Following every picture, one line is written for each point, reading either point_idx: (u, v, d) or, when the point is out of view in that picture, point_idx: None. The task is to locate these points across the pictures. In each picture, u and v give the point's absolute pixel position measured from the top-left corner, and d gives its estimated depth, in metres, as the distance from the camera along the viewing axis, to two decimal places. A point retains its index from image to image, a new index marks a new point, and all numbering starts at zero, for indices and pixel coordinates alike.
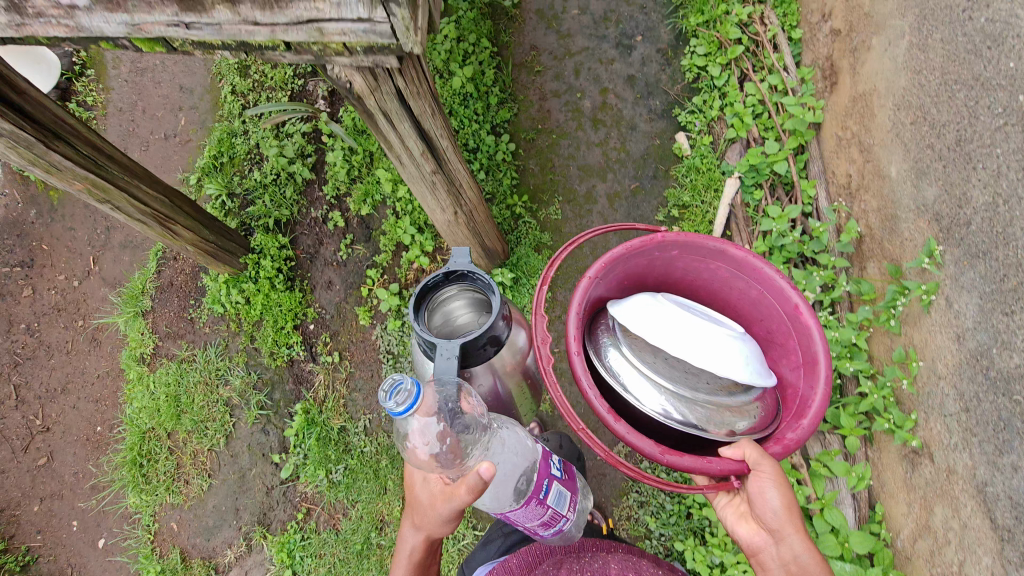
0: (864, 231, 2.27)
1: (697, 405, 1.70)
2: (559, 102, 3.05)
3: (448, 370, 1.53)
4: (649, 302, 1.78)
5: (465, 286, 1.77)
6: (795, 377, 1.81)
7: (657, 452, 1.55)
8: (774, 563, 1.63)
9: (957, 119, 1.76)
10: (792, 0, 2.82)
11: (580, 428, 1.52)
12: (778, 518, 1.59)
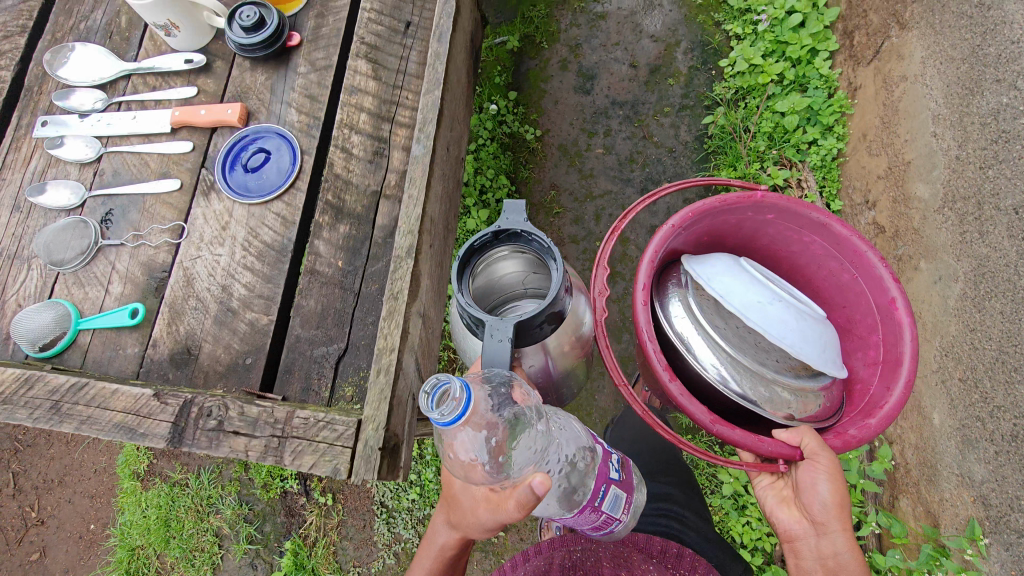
0: (899, 463, 2.03)
1: (751, 372, 1.65)
2: (577, 248, 2.89)
3: (498, 357, 1.28)
4: (728, 269, 1.70)
5: (515, 246, 1.44)
6: (870, 375, 1.66)
7: (708, 420, 1.49)
8: (809, 554, 1.48)
9: (1017, 410, 1.58)
10: (835, 166, 2.56)
11: (620, 386, 1.59)
12: (824, 513, 1.46)
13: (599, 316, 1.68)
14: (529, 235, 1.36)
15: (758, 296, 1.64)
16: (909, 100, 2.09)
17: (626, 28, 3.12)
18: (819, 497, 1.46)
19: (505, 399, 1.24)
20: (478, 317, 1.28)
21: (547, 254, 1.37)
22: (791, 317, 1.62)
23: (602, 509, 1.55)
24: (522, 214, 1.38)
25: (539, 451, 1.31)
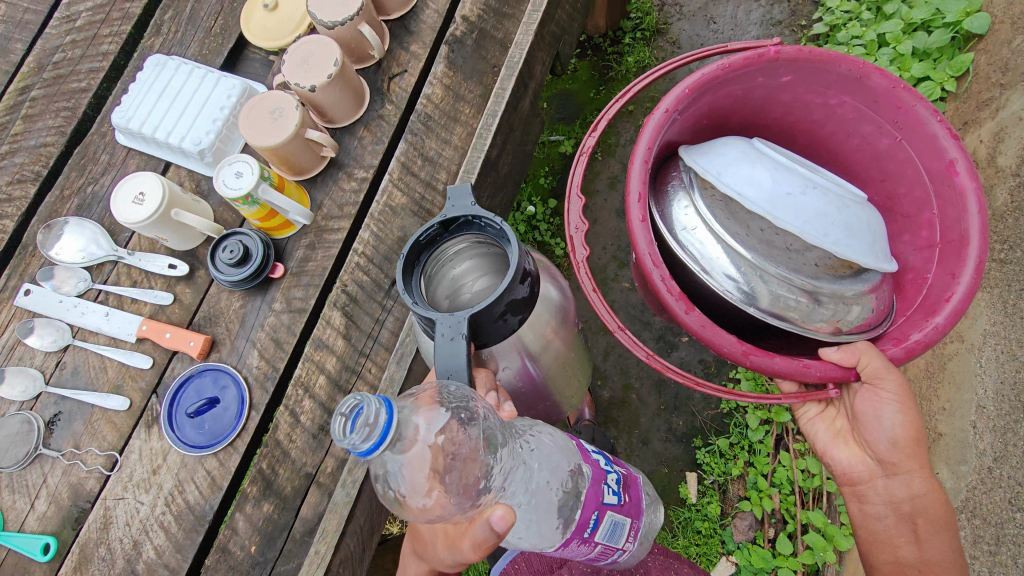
0: None
1: (790, 283, 1.06)
2: None
3: (454, 362, 0.84)
4: (751, 153, 1.11)
5: (469, 233, 0.96)
6: (925, 263, 1.09)
7: (699, 328, 0.98)
8: (878, 500, 1.12)
9: None
10: None
11: (618, 329, 1.07)
12: (890, 445, 1.07)
13: (583, 257, 1.11)
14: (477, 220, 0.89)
15: (790, 178, 1.07)
16: (953, 365, 1.30)
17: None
18: (881, 420, 1.06)
19: (471, 416, 0.81)
20: (421, 320, 0.86)
21: (503, 238, 0.91)
22: (830, 200, 1.07)
23: (604, 539, 0.97)
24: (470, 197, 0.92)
25: (498, 486, 0.84)
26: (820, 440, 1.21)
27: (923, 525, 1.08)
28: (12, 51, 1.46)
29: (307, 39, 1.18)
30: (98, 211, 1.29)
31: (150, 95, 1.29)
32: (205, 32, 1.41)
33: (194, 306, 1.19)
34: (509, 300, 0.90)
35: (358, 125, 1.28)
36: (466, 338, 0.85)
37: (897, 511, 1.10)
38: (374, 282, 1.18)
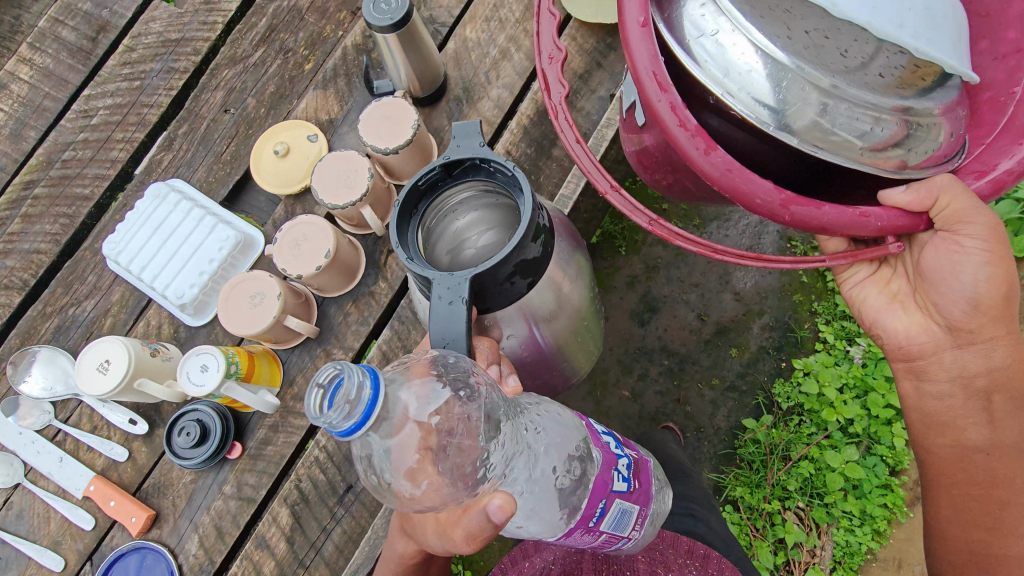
0: None
1: (862, 116, 0.75)
2: None
3: (452, 326, 0.80)
4: None
5: (477, 180, 0.92)
6: (1010, 75, 0.80)
7: (723, 172, 0.72)
8: (947, 375, 1.04)
9: None
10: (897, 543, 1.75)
11: (609, 190, 0.87)
12: (978, 301, 0.95)
13: (561, 99, 0.90)
14: (486, 163, 0.87)
15: None
16: None
17: (711, 272, 2.03)
18: (968, 279, 0.94)
19: (469, 392, 0.76)
20: (419, 278, 0.82)
21: (512, 186, 0.88)
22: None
23: (610, 528, 0.92)
24: (479, 138, 0.89)
25: (498, 471, 0.78)
26: (886, 292, 1.10)
27: (1000, 400, 1.02)
28: (24, 138, 1.44)
29: (304, 219, 1.12)
30: (74, 337, 1.26)
31: (146, 227, 1.25)
32: (215, 156, 1.36)
33: (146, 469, 1.15)
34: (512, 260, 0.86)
35: (346, 297, 1.22)
36: (465, 303, 0.81)
37: (965, 387, 1.03)
38: (329, 484, 1.12)
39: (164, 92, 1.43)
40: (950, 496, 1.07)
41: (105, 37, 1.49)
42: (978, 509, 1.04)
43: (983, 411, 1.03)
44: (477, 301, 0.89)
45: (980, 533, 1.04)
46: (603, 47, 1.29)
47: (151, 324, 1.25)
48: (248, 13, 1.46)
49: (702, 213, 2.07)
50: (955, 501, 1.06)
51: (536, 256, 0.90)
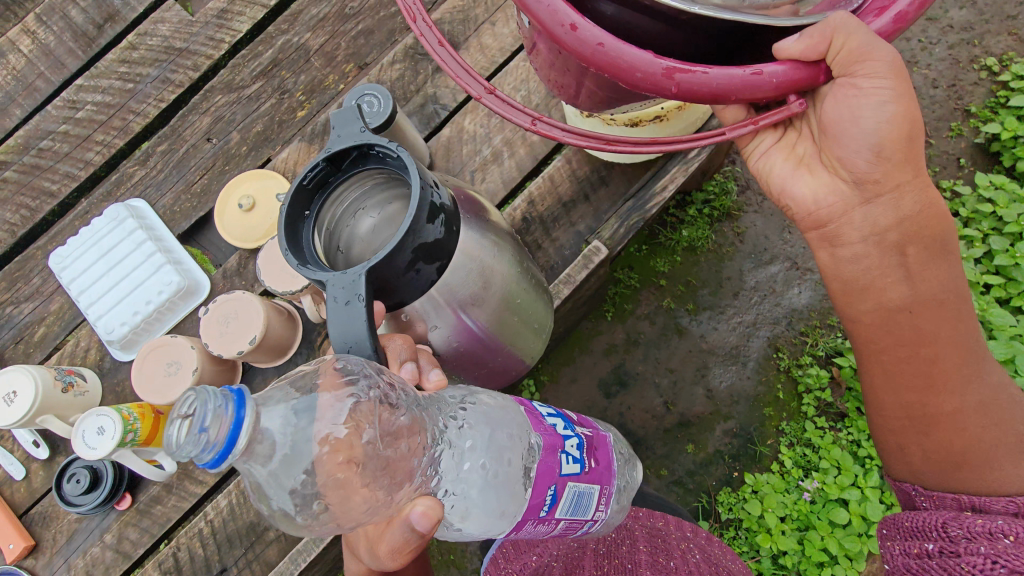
0: None
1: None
2: None
3: (353, 328, 0.71)
4: None
5: (370, 170, 0.81)
6: None
7: (595, 48, 0.67)
8: (859, 235, 0.91)
9: None
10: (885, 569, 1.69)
11: (480, 100, 0.78)
12: (882, 140, 0.83)
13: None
14: (371, 150, 0.76)
15: None
16: None
17: (690, 362, 1.97)
18: (866, 126, 0.83)
19: (371, 391, 0.70)
20: (312, 283, 0.73)
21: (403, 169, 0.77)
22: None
23: (563, 515, 0.85)
24: (361, 122, 0.78)
25: (428, 469, 0.74)
26: (782, 169, 0.97)
27: (914, 254, 0.89)
28: (10, 114, 1.41)
29: (241, 295, 1.10)
30: (6, 338, 1.27)
31: (98, 247, 1.23)
32: (185, 185, 1.33)
33: (37, 494, 1.16)
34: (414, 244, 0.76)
35: (272, 370, 1.20)
36: (364, 302, 0.71)
37: (879, 244, 0.90)
38: (204, 561, 1.11)
39: (154, 103, 1.39)
40: (898, 377, 0.92)
41: (112, 27, 1.45)
42: (926, 386, 0.90)
43: (903, 270, 0.90)
44: (384, 297, 0.80)
45: (922, 393, 0.90)
46: (595, 179, 1.22)
47: (78, 345, 1.24)
48: (257, 39, 1.41)
49: (697, 299, 1.98)
50: (902, 373, 0.92)
51: (441, 237, 0.79)
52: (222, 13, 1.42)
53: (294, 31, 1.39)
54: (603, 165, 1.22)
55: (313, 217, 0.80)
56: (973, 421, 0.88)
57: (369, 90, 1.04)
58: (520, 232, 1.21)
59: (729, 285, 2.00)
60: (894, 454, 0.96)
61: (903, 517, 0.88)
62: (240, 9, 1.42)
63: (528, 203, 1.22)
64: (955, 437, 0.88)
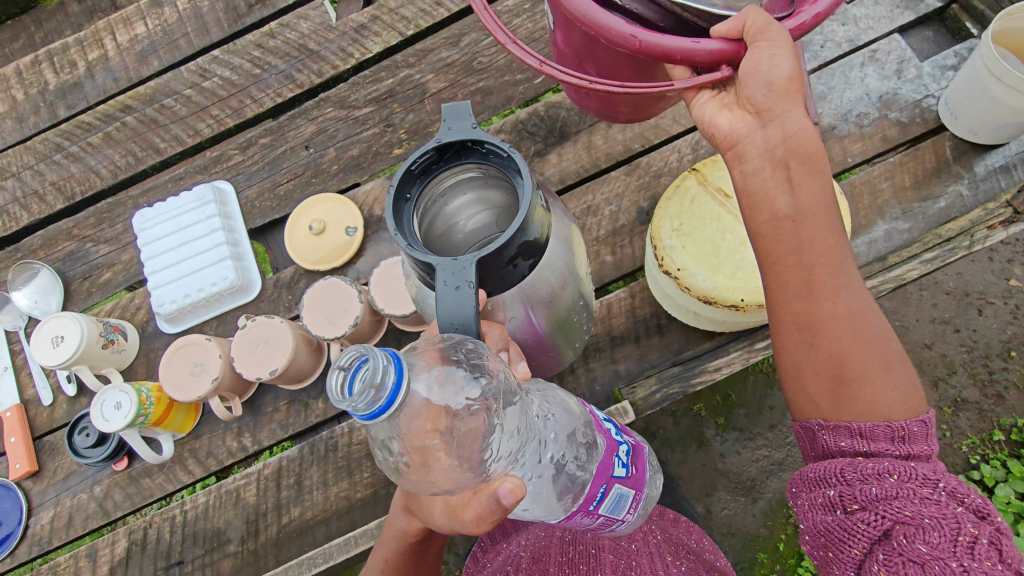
0: None
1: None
2: None
3: (461, 315, 0.63)
4: None
5: (472, 165, 0.75)
6: None
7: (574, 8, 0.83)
8: (757, 153, 0.87)
9: None
10: None
11: (510, 45, 0.82)
12: (773, 82, 0.83)
13: None
14: (483, 145, 0.71)
15: None
16: None
17: (699, 478, 1.85)
18: (765, 77, 0.82)
19: (474, 365, 0.66)
20: (420, 262, 0.65)
21: (513, 169, 0.71)
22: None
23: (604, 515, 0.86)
24: (473, 117, 0.73)
25: (513, 454, 0.72)
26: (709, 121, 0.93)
27: (797, 166, 0.85)
28: (148, 63, 1.50)
29: (278, 321, 1.13)
30: (77, 271, 1.36)
31: (179, 219, 1.29)
32: (272, 183, 1.38)
33: (55, 424, 1.25)
34: (522, 243, 0.69)
35: (284, 392, 1.22)
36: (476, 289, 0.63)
37: (771, 158, 0.86)
38: (166, 548, 1.17)
39: (272, 95, 1.44)
40: (777, 310, 0.88)
41: (261, 9, 1.50)
42: (808, 304, 0.85)
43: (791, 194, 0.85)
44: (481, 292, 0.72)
45: (816, 336, 0.84)
46: (652, 324, 1.16)
47: (132, 301, 1.32)
48: (383, 64, 1.43)
49: (730, 417, 1.85)
50: (790, 313, 0.87)
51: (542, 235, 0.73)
52: (361, 29, 1.45)
53: (418, 68, 1.40)
54: (665, 314, 1.15)
55: (410, 203, 0.73)
56: (861, 346, 0.83)
57: None
58: None
59: (768, 416, 1.85)
60: (792, 392, 0.90)
61: (807, 469, 0.84)
62: (378, 29, 1.44)
63: None
64: (832, 355, 0.84)
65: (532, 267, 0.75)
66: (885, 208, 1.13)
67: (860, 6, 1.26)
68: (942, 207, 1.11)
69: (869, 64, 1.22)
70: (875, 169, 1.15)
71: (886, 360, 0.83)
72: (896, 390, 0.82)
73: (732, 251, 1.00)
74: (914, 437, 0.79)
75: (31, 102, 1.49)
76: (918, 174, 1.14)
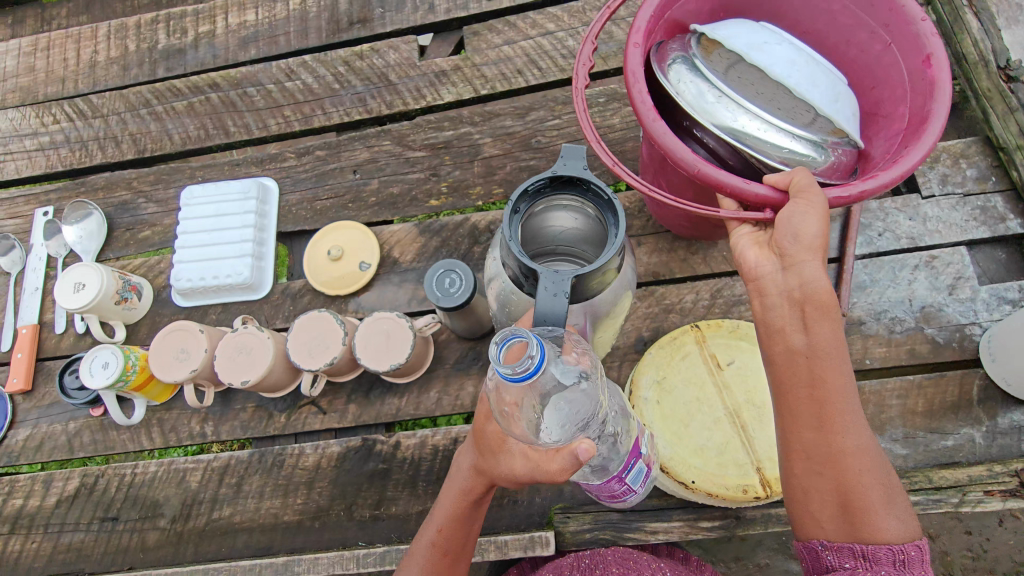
0: None
1: (789, 137, 0.85)
2: None
3: (553, 320, 0.71)
4: (750, 23, 0.93)
5: (576, 196, 0.82)
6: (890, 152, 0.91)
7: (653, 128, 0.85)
8: (778, 296, 0.80)
9: None
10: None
11: (590, 143, 0.85)
12: (801, 234, 0.77)
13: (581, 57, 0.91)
14: (590, 184, 0.78)
15: (788, 50, 0.88)
16: None
17: None
18: (794, 229, 0.77)
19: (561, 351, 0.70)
20: (525, 267, 0.73)
21: (610, 210, 0.78)
22: (824, 69, 0.90)
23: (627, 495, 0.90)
24: (585, 160, 0.81)
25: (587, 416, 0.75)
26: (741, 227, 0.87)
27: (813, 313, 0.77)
28: (247, 50, 1.59)
29: (267, 335, 1.18)
30: (121, 222, 1.47)
31: (219, 205, 1.37)
32: (312, 196, 1.44)
33: (57, 353, 1.37)
34: (607, 269, 0.76)
35: (254, 397, 1.28)
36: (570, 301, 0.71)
37: (792, 300, 0.79)
38: (107, 501, 1.25)
39: (341, 113, 1.51)
40: (787, 437, 0.81)
41: (359, 28, 1.57)
42: (817, 439, 0.78)
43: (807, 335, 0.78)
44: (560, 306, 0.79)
45: (823, 467, 0.78)
46: None
47: (158, 264, 1.42)
48: (449, 114, 1.47)
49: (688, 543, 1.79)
50: (798, 441, 0.80)
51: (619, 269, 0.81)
52: (441, 75, 1.49)
53: (480, 129, 1.43)
54: None
55: (519, 214, 0.80)
56: (868, 478, 0.77)
57: (456, 266, 1.06)
58: None
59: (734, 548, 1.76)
60: (795, 512, 0.83)
61: None
62: (456, 80, 1.49)
63: None
64: (839, 485, 0.77)
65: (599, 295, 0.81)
66: (887, 426, 1.06)
67: (935, 205, 1.18)
68: (948, 446, 1.04)
69: (924, 269, 1.15)
70: (890, 381, 1.08)
71: (890, 490, 0.78)
72: (899, 518, 0.77)
73: (702, 426, 0.98)
74: (910, 562, 0.75)
75: (138, 55, 1.63)
76: (935, 402, 1.06)
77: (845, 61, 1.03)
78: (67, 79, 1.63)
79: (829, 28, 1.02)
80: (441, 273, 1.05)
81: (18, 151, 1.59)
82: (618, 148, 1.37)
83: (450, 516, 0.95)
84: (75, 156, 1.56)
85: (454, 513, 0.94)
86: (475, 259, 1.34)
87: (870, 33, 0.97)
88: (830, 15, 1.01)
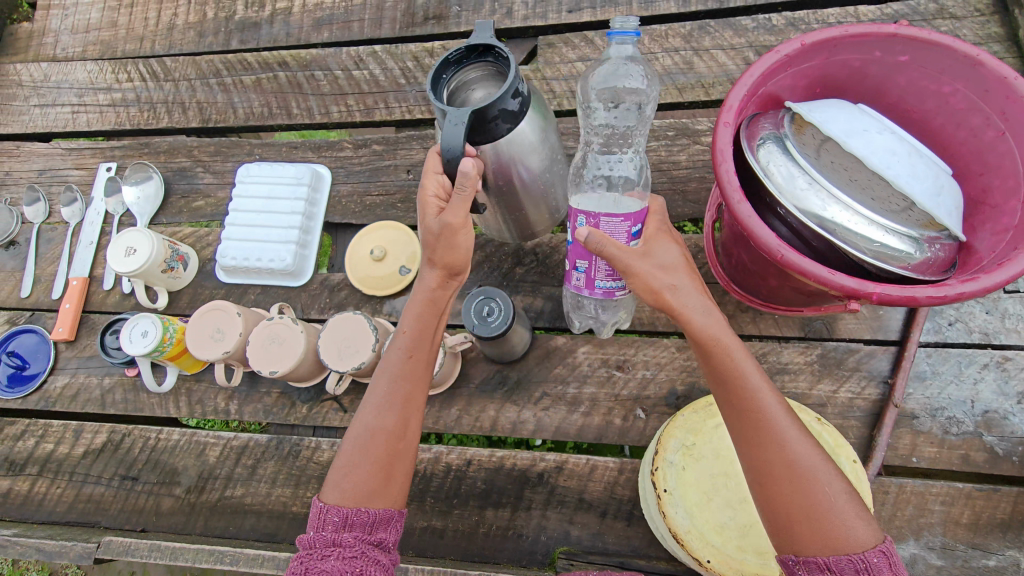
0: None
1: (881, 229, 0.81)
2: None
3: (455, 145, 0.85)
4: (847, 105, 0.88)
5: (486, 65, 0.97)
6: (990, 251, 0.84)
7: (738, 204, 0.83)
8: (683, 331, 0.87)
9: None
10: None
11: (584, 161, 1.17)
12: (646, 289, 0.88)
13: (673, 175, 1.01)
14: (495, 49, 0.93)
15: (889, 138, 0.83)
16: None
17: None
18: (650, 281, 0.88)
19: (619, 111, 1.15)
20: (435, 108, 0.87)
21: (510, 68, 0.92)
22: (928, 160, 0.85)
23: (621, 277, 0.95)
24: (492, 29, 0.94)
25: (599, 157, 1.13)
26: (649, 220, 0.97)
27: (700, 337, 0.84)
28: (320, 32, 1.59)
29: (299, 328, 1.18)
30: (176, 189, 1.50)
31: (273, 188, 1.38)
32: (363, 190, 1.43)
33: (103, 308, 1.41)
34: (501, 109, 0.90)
35: (278, 385, 1.29)
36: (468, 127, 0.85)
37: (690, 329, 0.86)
38: (129, 460, 1.30)
39: (403, 109, 1.49)
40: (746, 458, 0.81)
41: (433, 24, 1.54)
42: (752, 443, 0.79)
43: (720, 383, 0.83)
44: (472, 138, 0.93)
45: (779, 480, 0.75)
46: (625, 510, 1.11)
47: (207, 236, 1.45)
48: None
49: None
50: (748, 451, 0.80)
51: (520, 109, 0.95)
52: None
53: None
54: (640, 507, 1.10)
55: (444, 81, 0.95)
56: (817, 461, 0.75)
57: (496, 295, 1.03)
58: (526, 483, 1.15)
59: None
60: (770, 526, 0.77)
61: None
62: None
63: (555, 466, 1.15)
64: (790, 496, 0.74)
65: (510, 136, 0.96)
66: (925, 532, 1.00)
67: (1019, 302, 1.09)
68: (989, 565, 0.97)
69: (994, 369, 1.06)
70: (937, 485, 1.01)
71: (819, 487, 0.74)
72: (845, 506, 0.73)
73: (726, 503, 0.94)
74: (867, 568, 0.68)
75: (214, 24, 1.64)
76: (982, 516, 0.99)
77: (950, 144, 0.95)
78: (145, 38, 1.66)
79: (936, 109, 0.94)
80: (477, 299, 1.03)
81: (91, 104, 1.63)
82: (680, 186, 1.31)
83: (416, 315, 0.94)
84: (143, 116, 1.60)
85: (420, 311, 0.93)
86: (515, 281, 1.29)
87: (984, 118, 0.88)
88: (940, 97, 0.93)
